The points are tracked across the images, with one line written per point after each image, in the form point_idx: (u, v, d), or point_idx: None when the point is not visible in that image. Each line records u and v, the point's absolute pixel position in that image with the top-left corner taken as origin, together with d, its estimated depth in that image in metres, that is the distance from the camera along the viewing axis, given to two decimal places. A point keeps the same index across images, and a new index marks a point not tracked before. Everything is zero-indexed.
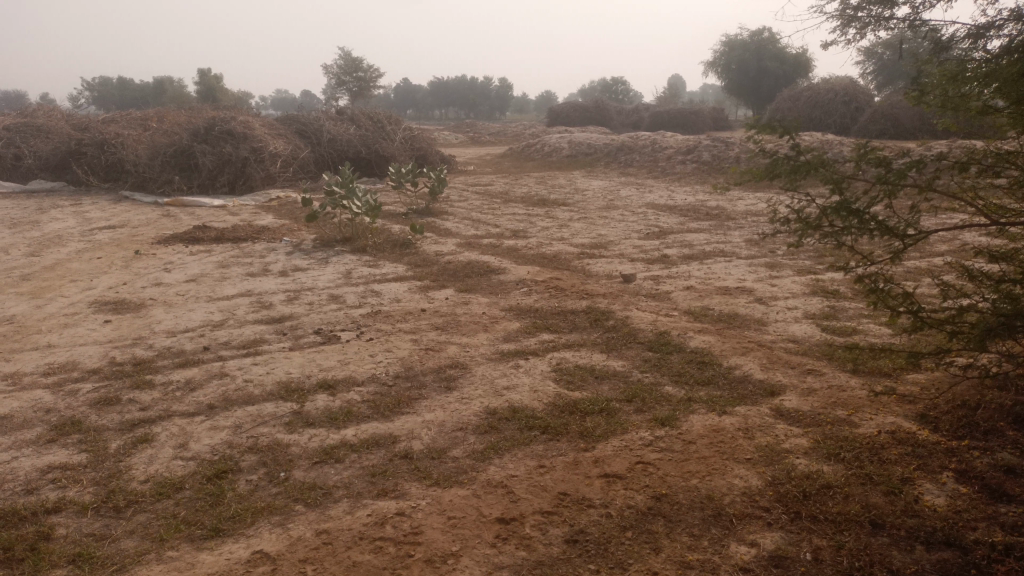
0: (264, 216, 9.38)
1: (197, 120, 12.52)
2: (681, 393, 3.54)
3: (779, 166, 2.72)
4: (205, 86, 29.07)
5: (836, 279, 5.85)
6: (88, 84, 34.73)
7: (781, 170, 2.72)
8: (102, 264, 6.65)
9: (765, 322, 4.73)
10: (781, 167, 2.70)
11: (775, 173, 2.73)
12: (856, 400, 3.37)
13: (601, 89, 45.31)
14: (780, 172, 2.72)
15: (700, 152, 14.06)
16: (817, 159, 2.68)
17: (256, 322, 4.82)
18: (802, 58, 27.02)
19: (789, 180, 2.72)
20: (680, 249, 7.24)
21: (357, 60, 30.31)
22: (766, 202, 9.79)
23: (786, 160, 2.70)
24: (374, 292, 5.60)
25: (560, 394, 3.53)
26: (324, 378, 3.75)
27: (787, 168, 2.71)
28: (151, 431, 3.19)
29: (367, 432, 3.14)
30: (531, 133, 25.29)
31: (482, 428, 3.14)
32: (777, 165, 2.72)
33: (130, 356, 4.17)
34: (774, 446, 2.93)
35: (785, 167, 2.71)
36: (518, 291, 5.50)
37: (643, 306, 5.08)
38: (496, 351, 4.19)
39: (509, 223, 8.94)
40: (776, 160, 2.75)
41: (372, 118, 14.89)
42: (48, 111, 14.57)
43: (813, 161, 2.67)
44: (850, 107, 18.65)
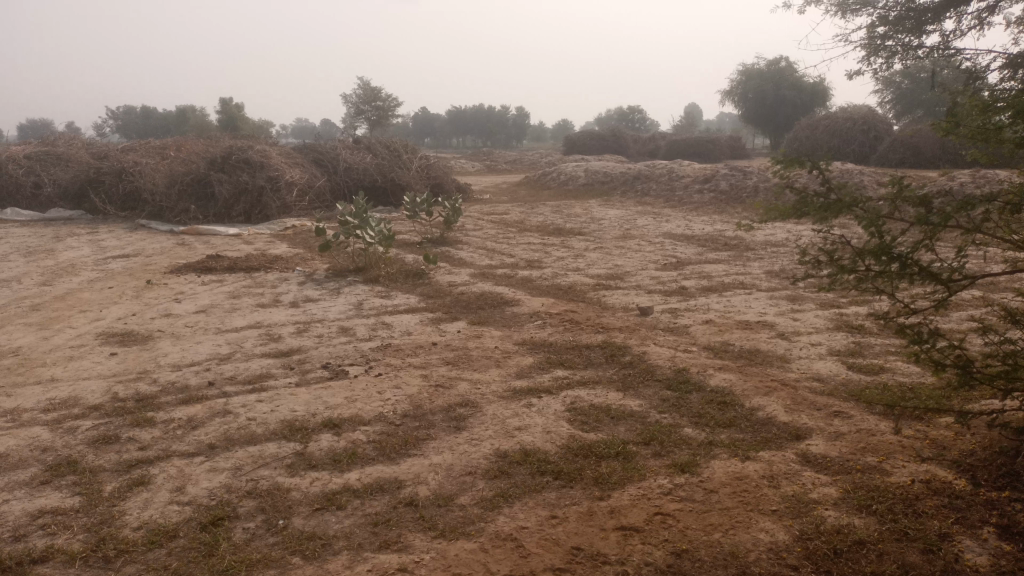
0: (278, 245, 9.34)
1: (214, 149, 12.58)
2: (701, 435, 3.38)
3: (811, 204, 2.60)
4: (226, 115, 29.48)
5: (860, 313, 5.68)
6: (113, 114, 35.41)
7: (812, 209, 2.61)
8: (113, 294, 6.61)
9: (788, 358, 4.56)
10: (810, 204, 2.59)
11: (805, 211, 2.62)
12: (887, 445, 3.18)
13: (618, 118, 45.55)
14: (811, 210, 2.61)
15: (717, 181, 13.95)
16: (850, 194, 2.57)
17: (263, 356, 4.71)
18: (819, 87, 26.98)
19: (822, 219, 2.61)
20: (698, 281, 7.09)
21: (376, 89, 30.61)
22: (785, 233, 9.63)
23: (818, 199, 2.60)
24: (385, 324, 5.49)
25: (574, 435, 3.37)
26: (330, 416, 3.62)
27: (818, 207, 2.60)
28: (148, 473, 3.07)
29: (371, 476, 3.00)
30: (547, 162, 25.33)
31: (491, 473, 2.99)
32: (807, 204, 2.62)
33: (133, 391, 4.07)
34: (801, 497, 2.76)
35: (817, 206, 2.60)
36: (532, 324, 5.37)
37: (661, 341, 4.93)
38: (508, 388, 4.05)
39: (524, 252, 8.84)
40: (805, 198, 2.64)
41: (389, 147, 14.93)
42: (69, 140, 14.73)
43: (846, 197, 2.55)
44: (869, 137, 18.52)
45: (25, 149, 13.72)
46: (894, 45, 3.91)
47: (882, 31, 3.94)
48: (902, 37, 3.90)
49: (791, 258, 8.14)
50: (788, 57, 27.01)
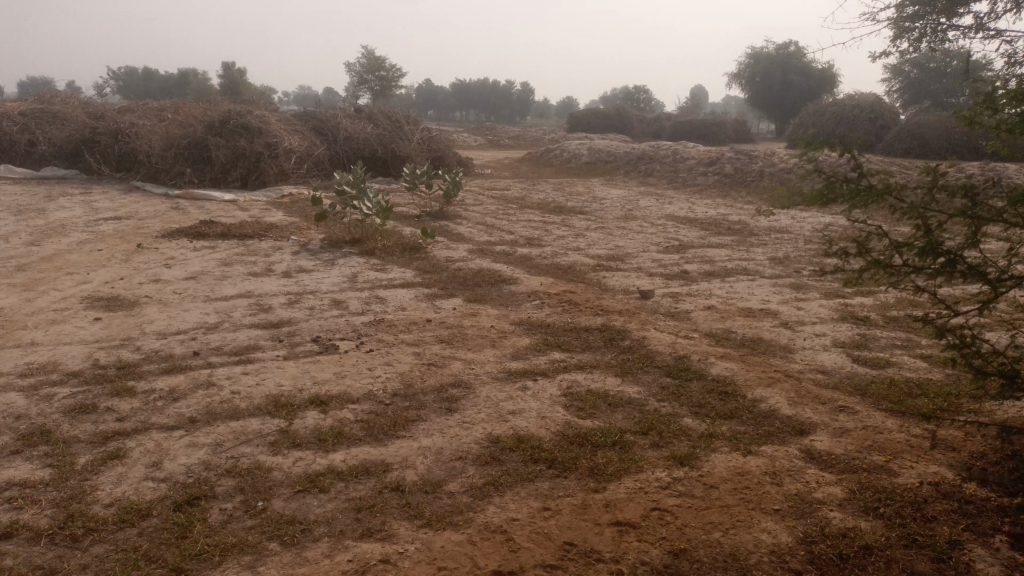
0: (274, 213, 9.17)
1: (212, 113, 12.35)
2: (701, 426, 3.25)
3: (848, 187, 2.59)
4: (227, 79, 29.11)
5: (865, 304, 5.55)
6: (114, 74, 35.01)
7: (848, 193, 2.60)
8: (101, 257, 6.45)
9: (791, 349, 4.43)
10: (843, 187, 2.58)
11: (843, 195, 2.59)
12: (894, 444, 3.06)
13: (622, 97, 45.12)
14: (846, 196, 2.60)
15: (722, 164, 13.75)
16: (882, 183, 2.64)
17: (252, 326, 4.57)
18: (827, 73, 26.69)
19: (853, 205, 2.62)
20: (700, 265, 6.94)
21: (379, 58, 30.20)
22: (789, 220, 9.48)
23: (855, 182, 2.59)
24: (379, 298, 5.34)
25: (570, 422, 3.25)
26: (317, 393, 3.49)
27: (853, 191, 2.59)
28: (124, 446, 2.94)
29: (356, 458, 2.87)
30: (550, 138, 25.10)
31: (482, 459, 2.86)
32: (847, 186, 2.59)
33: (115, 358, 3.93)
34: (804, 495, 2.64)
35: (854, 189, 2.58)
36: (529, 304, 5.23)
37: (661, 326, 4.79)
38: (503, 369, 3.92)
39: (524, 230, 8.68)
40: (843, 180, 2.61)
41: (390, 117, 14.69)
42: (66, 98, 14.48)
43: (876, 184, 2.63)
44: (875, 125, 18.29)
45: (20, 105, 13.49)
46: (925, 26, 3.77)
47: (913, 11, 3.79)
48: (932, 19, 3.75)
49: (795, 245, 7.99)
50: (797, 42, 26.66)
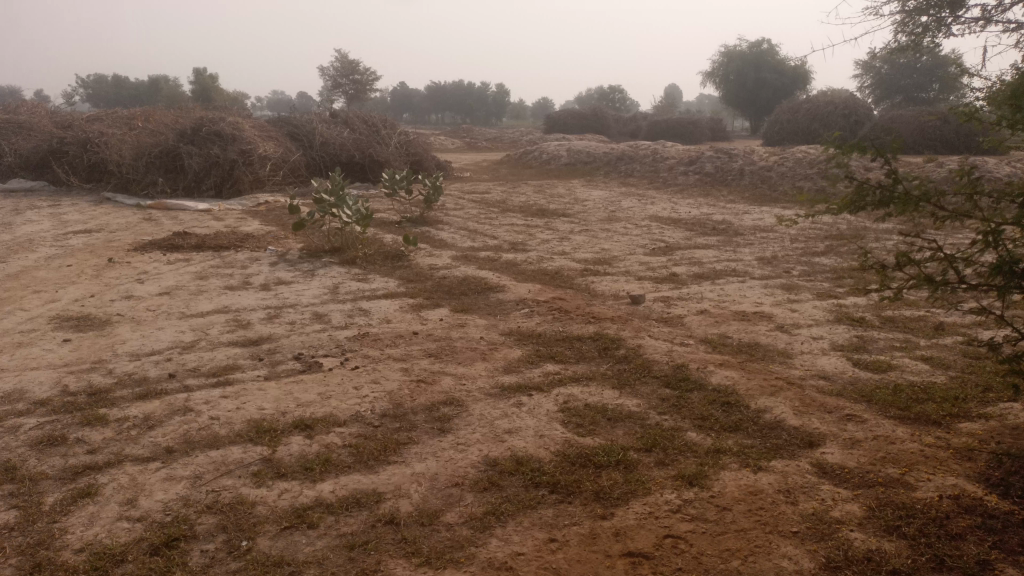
0: (250, 223, 8.94)
1: (184, 120, 12.06)
2: (707, 441, 3.11)
3: (866, 193, 2.73)
4: (199, 86, 28.68)
5: (859, 304, 5.46)
6: (83, 82, 34.38)
7: (868, 199, 2.75)
8: (71, 273, 6.20)
9: (789, 353, 4.31)
10: (860, 192, 2.74)
11: (859, 202, 2.74)
12: (908, 455, 2.94)
13: (597, 97, 45.08)
14: (865, 202, 2.75)
15: (702, 163, 13.68)
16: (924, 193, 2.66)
17: (230, 344, 4.37)
18: (800, 70, 26.87)
19: (875, 210, 2.76)
20: (689, 267, 6.82)
21: (353, 62, 29.87)
22: (773, 219, 9.42)
23: (873, 188, 2.74)
24: (362, 310, 5.16)
25: (570, 440, 3.09)
26: (301, 416, 3.31)
27: (873, 198, 2.73)
28: (95, 482, 2.74)
29: (346, 488, 2.69)
30: (528, 140, 24.95)
31: (480, 484, 2.70)
32: (862, 192, 2.74)
33: (86, 383, 3.71)
34: (822, 515, 2.51)
35: (871, 196, 2.73)
36: (519, 312, 5.08)
37: (656, 333, 4.66)
38: (496, 384, 3.76)
39: (507, 234, 8.53)
40: (860, 185, 2.76)
41: (368, 122, 14.47)
42: (32, 108, 14.08)
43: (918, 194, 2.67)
44: (850, 120, 18.24)
45: None
46: (929, 20, 3.68)
47: (916, 5, 3.70)
48: (936, 12, 3.64)
49: (781, 244, 7.90)
50: (770, 39, 26.82)
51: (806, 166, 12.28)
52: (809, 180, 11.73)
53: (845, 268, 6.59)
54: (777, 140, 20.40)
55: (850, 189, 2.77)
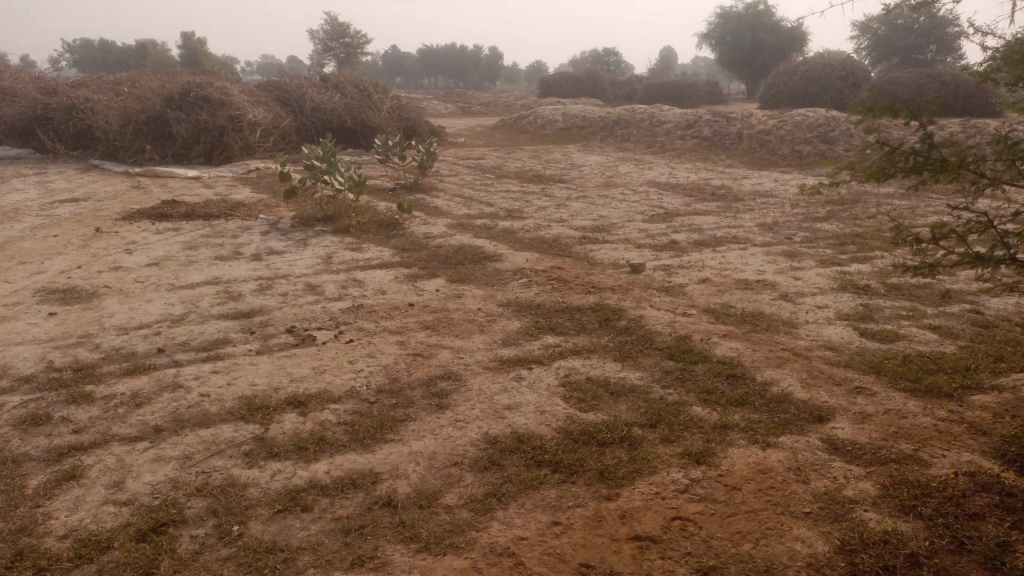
0: (241, 190, 8.75)
1: (171, 85, 11.78)
2: (713, 416, 3.03)
3: (897, 160, 2.66)
4: (188, 50, 28.14)
5: (863, 272, 5.36)
6: (69, 46, 33.74)
7: (899, 166, 2.67)
8: (57, 244, 6.04)
9: (794, 323, 4.22)
10: (891, 159, 2.66)
11: (889, 169, 2.67)
12: (922, 431, 2.85)
13: (593, 60, 44.42)
14: (896, 169, 2.68)
15: (700, 127, 13.47)
16: (957, 158, 2.56)
17: (220, 317, 4.25)
18: (797, 31, 26.45)
19: (906, 176, 2.66)
20: (689, 234, 6.69)
21: (344, 25, 29.26)
22: (773, 184, 9.27)
23: (904, 155, 2.65)
24: (356, 281, 5.03)
25: (572, 416, 3.00)
26: (295, 393, 3.21)
27: (904, 164, 2.64)
28: (81, 463, 2.64)
29: (342, 469, 2.60)
30: (522, 104, 24.61)
31: (480, 464, 2.61)
32: (893, 158, 2.66)
33: (72, 359, 3.59)
34: (835, 494, 2.43)
35: (903, 161, 2.64)
36: (516, 282, 4.96)
37: (657, 303, 4.55)
38: (495, 358, 3.65)
39: (503, 201, 8.38)
40: (891, 151, 2.68)
41: (359, 86, 14.19)
42: (15, 73, 13.73)
43: (951, 160, 2.57)
44: (848, 83, 18.07)
45: None
46: None
47: None
48: None
49: (782, 210, 7.77)
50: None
51: (805, 130, 12.08)
52: (809, 143, 11.54)
53: (847, 236, 6.47)
54: (773, 103, 20.10)
55: (880, 156, 2.70)
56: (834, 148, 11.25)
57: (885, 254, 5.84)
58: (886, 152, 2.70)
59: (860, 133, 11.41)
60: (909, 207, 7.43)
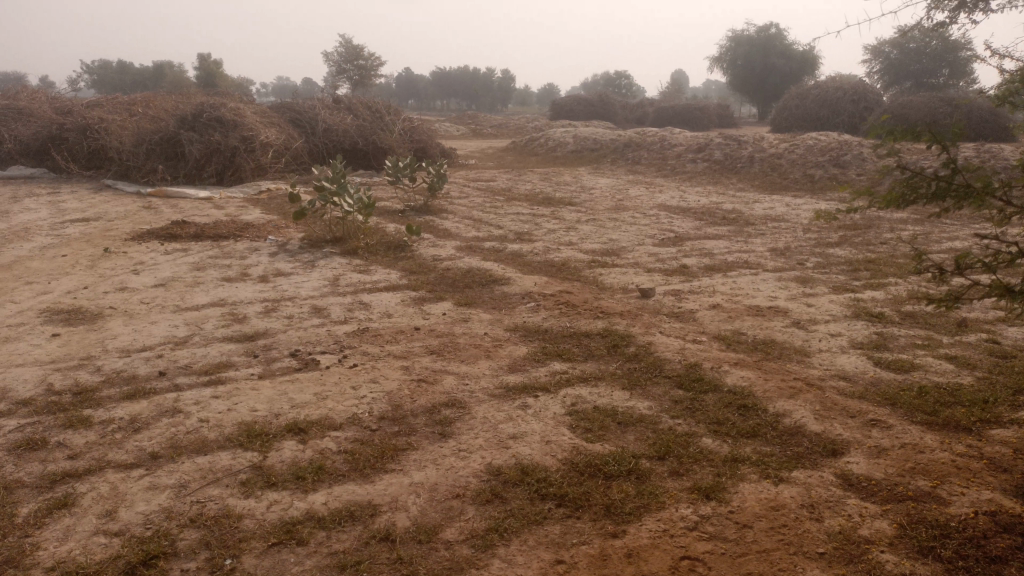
0: (251, 211, 8.76)
1: (185, 106, 11.86)
2: (723, 448, 2.94)
3: (918, 186, 2.60)
4: (204, 72, 28.48)
5: (877, 299, 5.27)
6: (88, 67, 34.23)
7: (920, 192, 2.61)
8: (65, 264, 6.04)
9: (807, 352, 4.13)
10: (912, 185, 2.61)
11: (910, 195, 2.61)
12: (940, 466, 2.76)
13: (604, 83, 44.59)
14: (917, 195, 2.62)
15: (711, 150, 13.43)
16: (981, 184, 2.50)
17: (224, 340, 4.21)
18: (809, 55, 26.45)
19: (927, 202, 2.60)
20: (700, 259, 6.62)
21: (358, 47, 29.58)
22: (785, 208, 9.19)
23: (926, 180, 2.59)
24: (363, 304, 4.98)
25: (578, 447, 2.92)
26: (295, 419, 3.14)
27: (925, 191, 2.59)
28: (74, 491, 2.58)
29: (340, 500, 2.53)
30: (534, 127, 24.69)
31: (482, 497, 2.54)
32: (915, 184, 2.61)
33: (72, 382, 3.55)
34: (849, 534, 2.34)
35: (924, 188, 2.59)
36: (524, 307, 4.90)
37: (667, 329, 4.47)
38: (500, 384, 3.58)
39: (512, 223, 8.34)
40: (912, 176, 2.63)
41: (371, 108, 14.27)
42: (32, 94, 13.89)
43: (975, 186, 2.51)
44: (860, 107, 18.01)
45: None
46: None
47: None
48: None
49: (794, 235, 7.69)
50: (779, 24, 26.47)
51: (818, 154, 12.02)
52: (821, 167, 11.47)
53: (861, 262, 6.38)
54: (785, 126, 20.07)
55: (901, 182, 2.65)
56: (847, 172, 11.17)
57: (899, 281, 5.75)
58: (906, 176, 2.65)
59: (873, 158, 11.33)
60: (925, 234, 7.33)
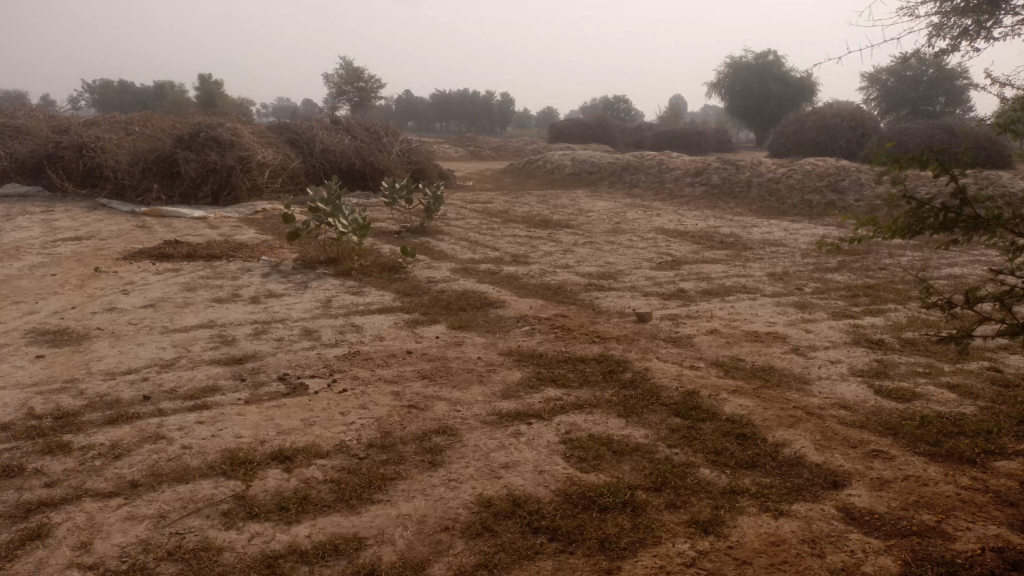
0: (246, 231, 8.71)
1: (182, 126, 11.85)
2: (721, 479, 2.86)
3: (926, 217, 2.56)
4: (204, 92, 28.60)
5: (877, 325, 5.20)
6: (88, 87, 34.37)
7: (927, 223, 2.57)
8: (55, 283, 5.96)
9: (807, 379, 4.05)
10: (919, 215, 2.56)
11: (918, 225, 2.57)
12: (945, 500, 2.67)
13: (602, 107, 44.88)
14: (924, 225, 2.57)
15: (709, 175, 13.43)
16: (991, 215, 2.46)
17: (212, 363, 4.12)
18: (806, 81, 26.63)
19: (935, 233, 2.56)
20: (698, 283, 6.56)
21: (358, 69, 29.76)
22: (783, 233, 9.16)
23: (933, 211, 2.55)
24: (355, 326, 4.90)
25: (572, 477, 2.83)
26: (281, 446, 3.05)
27: (933, 221, 2.55)
28: (48, 521, 2.48)
29: (325, 532, 2.43)
30: (531, 149, 24.76)
31: (472, 529, 2.45)
32: (922, 215, 2.56)
33: (53, 405, 3.45)
34: (853, 572, 2.25)
35: (931, 218, 2.55)
36: (519, 330, 4.82)
37: (664, 354, 4.38)
38: (493, 411, 3.49)
39: (509, 246, 8.29)
40: (919, 207, 2.58)
41: (369, 129, 14.28)
42: (30, 112, 13.87)
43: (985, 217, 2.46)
44: (856, 133, 18.08)
45: None
46: (967, 24, 3.30)
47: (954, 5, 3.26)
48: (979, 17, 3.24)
49: (792, 259, 7.65)
50: (776, 50, 26.69)
51: (815, 179, 12.01)
52: (819, 192, 11.46)
53: (859, 288, 6.33)
54: (782, 151, 20.15)
55: (907, 212, 2.60)
56: (844, 197, 11.15)
57: (899, 308, 5.69)
58: (912, 207, 2.61)
59: (871, 184, 11.33)
60: (923, 260, 7.29)
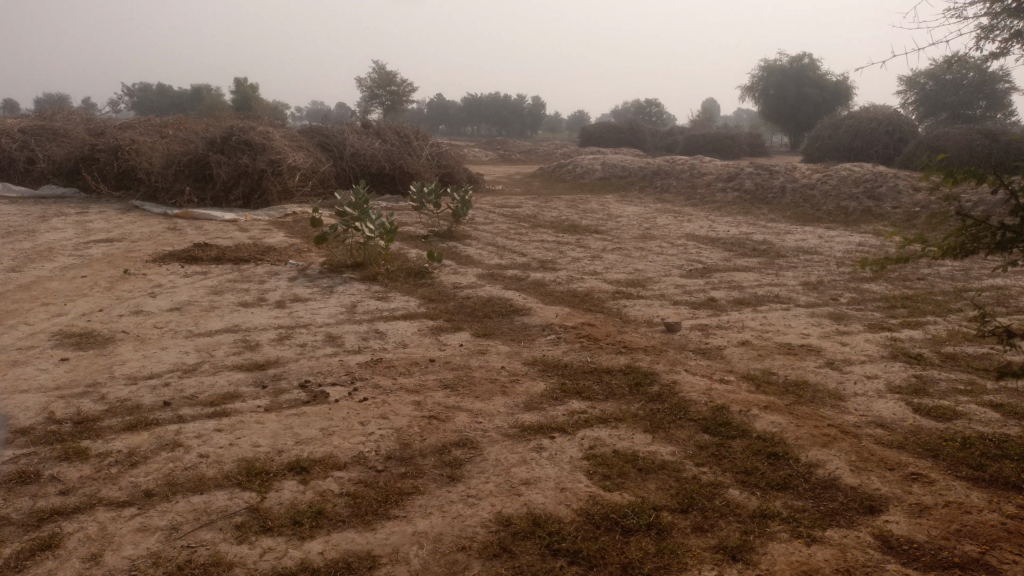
0: (275, 234, 8.74)
1: (214, 129, 11.95)
2: (751, 501, 2.74)
3: (982, 237, 2.82)
4: (240, 95, 28.98)
5: (915, 338, 5.03)
6: (128, 89, 35.02)
7: (983, 242, 2.83)
8: (84, 285, 6.00)
9: (841, 395, 3.91)
10: (975, 235, 2.83)
11: (974, 244, 2.83)
12: (989, 529, 2.53)
13: (634, 111, 44.59)
14: (979, 244, 2.84)
15: (741, 180, 13.21)
16: None
17: (234, 369, 4.09)
18: (843, 85, 26.21)
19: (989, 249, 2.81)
20: (729, 291, 6.42)
21: (391, 73, 29.94)
22: (818, 241, 8.94)
23: (988, 231, 2.81)
24: (378, 333, 4.85)
25: (595, 496, 2.74)
26: (298, 457, 3.00)
27: (990, 240, 2.81)
28: (60, 531, 2.45)
29: (338, 549, 2.37)
30: (562, 153, 24.67)
31: (489, 550, 2.37)
32: (978, 234, 2.83)
33: (74, 410, 3.44)
34: None
35: (987, 237, 2.82)
36: (544, 339, 4.73)
37: (692, 367, 4.26)
38: (515, 424, 3.40)
39: (536, 251, 8.20)
40: (975, 225, 2.85)
41: (399, 133, 14.30)
42: (68, 115, 14.12)
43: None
44: (893, 138, 17.70)
45: (20, 122, 13.16)
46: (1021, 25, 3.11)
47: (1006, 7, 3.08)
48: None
49: (827, 268, 7.46)
50: (813, 55, 26.37)
51: (851, 185, 11.74)
52: (855, 199, 11.19)
53: (897, 299, 6.14)
54: (816, 156, 19.83)
55: (964, 231, 2.87)
56: (882, 204, 10.86)
57: (938, 320, 5.50)
58: (966, 226, 2.88)
59: (910, 191, 11.04)
60: (964, 271, 7.06)
